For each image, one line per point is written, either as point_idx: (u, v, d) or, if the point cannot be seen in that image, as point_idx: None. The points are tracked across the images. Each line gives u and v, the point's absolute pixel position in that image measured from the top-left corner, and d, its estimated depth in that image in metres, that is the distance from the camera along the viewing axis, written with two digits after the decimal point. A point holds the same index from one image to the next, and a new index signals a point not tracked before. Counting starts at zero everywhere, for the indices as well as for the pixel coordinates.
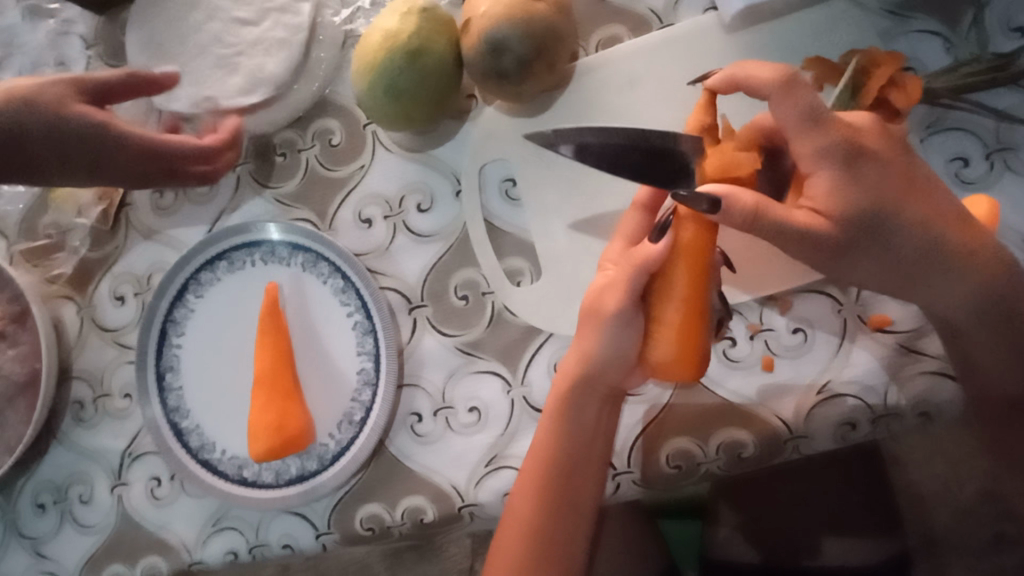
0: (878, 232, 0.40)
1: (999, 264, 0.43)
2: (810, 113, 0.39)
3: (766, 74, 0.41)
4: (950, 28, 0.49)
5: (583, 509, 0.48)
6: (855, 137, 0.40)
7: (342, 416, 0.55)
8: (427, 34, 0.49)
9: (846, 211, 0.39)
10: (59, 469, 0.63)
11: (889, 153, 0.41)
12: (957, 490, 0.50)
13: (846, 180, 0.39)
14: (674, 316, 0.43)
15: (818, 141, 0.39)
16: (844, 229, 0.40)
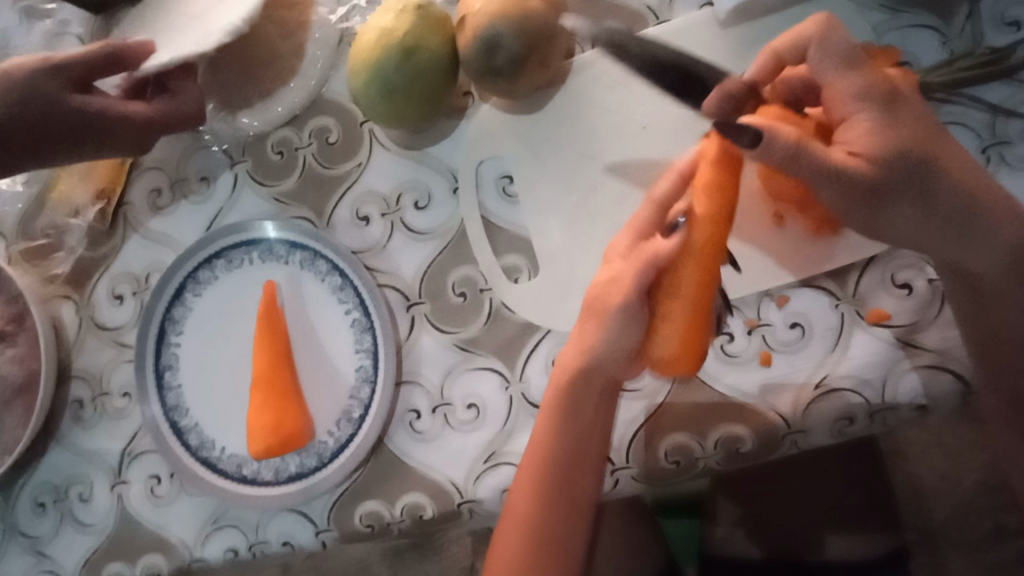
0: (915, 175, 0.41)
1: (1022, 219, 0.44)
2: (845, 62, 0.42)
3: (807, 28, 0.43)
4: (944, 21, 0.49)
5: (582, 504, 0.48)
6: (889, 86, 0.42)
7: (341, 414, 0.55)
8: (421, 31, 0.49)
9: (879, 153, 0.40)
10: (59, 470, 0.63)
11: (914, 103, 0.43)
12: (956, 483, 0.53)
13: (884, 121, 0.41)
14: (681, 313, 0.44)
15: (849, 87, 0.41)
16: (881, 169, 0.41)
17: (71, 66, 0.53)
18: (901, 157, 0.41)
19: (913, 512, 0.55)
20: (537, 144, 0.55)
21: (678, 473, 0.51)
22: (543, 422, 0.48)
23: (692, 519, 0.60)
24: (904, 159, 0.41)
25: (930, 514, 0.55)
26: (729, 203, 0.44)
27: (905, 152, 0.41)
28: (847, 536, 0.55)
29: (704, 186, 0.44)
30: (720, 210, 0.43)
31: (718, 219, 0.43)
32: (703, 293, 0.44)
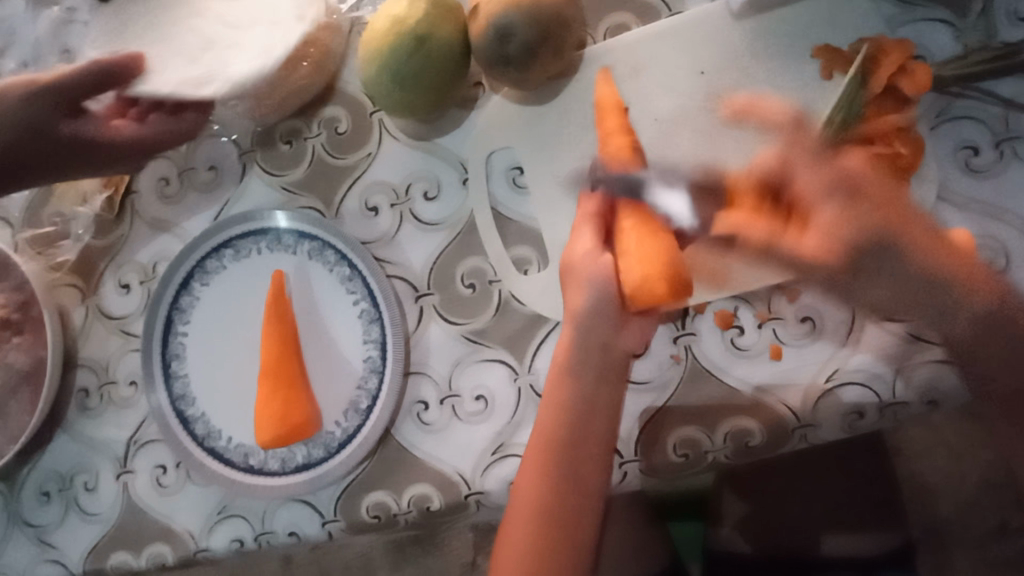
0: (889, 257, 0.40)
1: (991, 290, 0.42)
2: (819, 156, 0.41)
3: (774, 111, 0.47)
4: (958, 16, 0.48)
5: (592, 494, 0.48)
6: (850, 178, 0.40)
7: (348, 404, 0.55)
8: (433, 19, 0.48)
9: (845, 240, 0.40)
10: (63, 459, 0.63)
11: (877, 189, 0.41)
12: (961, 480, 0.48)
13: (853, 214, 0.40)
14: (632, 242, 0.47)
15: (815, 180, 0.40)
16: (838, 259, 0.41)
17: (63, 88, 0.58)
18: (874, 232, 0.39)
19: (919, 514, 0.50)
20: (547, 136, 0.55)
21: (686, 467, 0.51)
22: (551, 411, 0.48)
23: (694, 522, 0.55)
24: (873, 234, 0.39)
25: (936, 512, 0.49)
26: (630, 137, 0.51)
27: (866, 242, 0.40)
28: (850, 536, 0.51)
29: (613, 130, 0.52)
30: (626, 142, 0.51)
31: (625, 150, 0.50)
32: (654, 218, 0.48)
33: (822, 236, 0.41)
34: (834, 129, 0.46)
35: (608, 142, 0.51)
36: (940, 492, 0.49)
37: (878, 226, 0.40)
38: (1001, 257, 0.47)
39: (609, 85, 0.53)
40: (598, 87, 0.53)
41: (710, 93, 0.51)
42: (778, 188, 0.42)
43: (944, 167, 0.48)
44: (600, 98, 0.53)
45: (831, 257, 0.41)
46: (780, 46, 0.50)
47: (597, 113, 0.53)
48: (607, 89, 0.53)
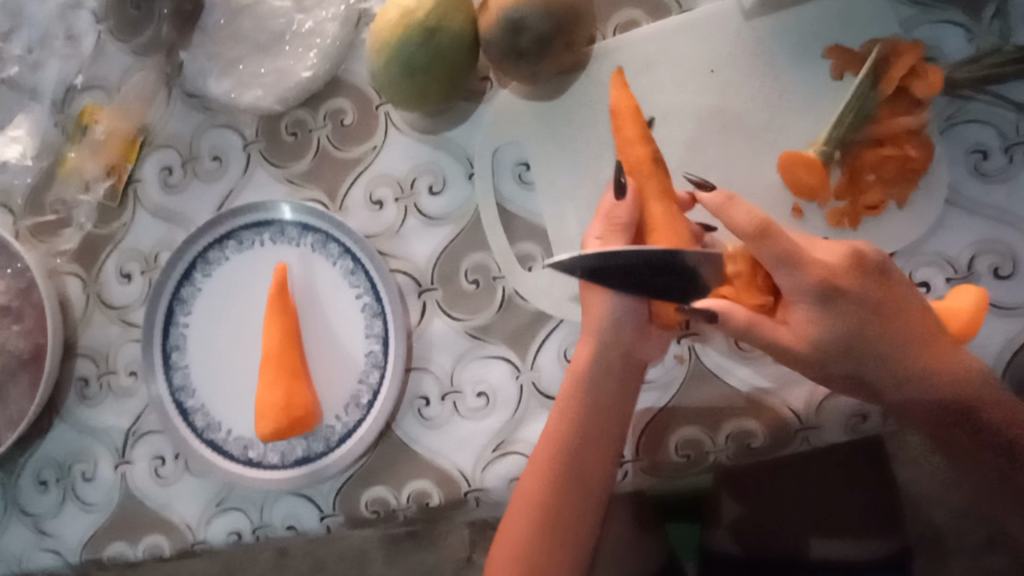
0: (858, 356, 0.42)
1: (961, 365, 0.42)
2: (785, 254, 0.42)
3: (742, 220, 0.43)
4: (972, 18, 0.48)
5: (593, 490, 0.49)
6: (830, 282, 0.41)
7: (349, 398, 0.55)
8: (445, 10, 0.48)
9: (822, 340, 0.42)
10: (62, 446, 0.63)
11: (862, 288, 0.42)
12: (956, 490, 0.43)
13: (821, 317, 0.41)
14: (656, 211, 0.47)
15: (790, 284, 0.42)
16: (827, 352, 0.43)
17: None
18: (845, 337, 0.42)
19: (914, 520, 0.45)
20: (554, 131, 0.54)
21: (687, 467, 0.51)
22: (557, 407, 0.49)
23: (691, 525, 0.52)
24: (848, 339, 0.42)
25: (932, 520, 0.45)
26: (651, 146, 0.48)
27: (845, 338, 0.42)
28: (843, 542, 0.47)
29: (632, 139, 0.49)
30: (645, 153, 0.48)
31: (649, 160, 0.48)
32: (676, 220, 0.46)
33: (795, 328, 0.43)
34: (842, 130, 0.47)
35: (625, 152, 0.49)
36: (936, 497, 0.44)
37: (853, 329, 0.41)
38: (1009, 262, 0.46)
39: (621, 91, 0.51)
40: (611, 94, 0.51)
41: (722, 90, 0.51)
42: (728, 266, 0.44)
43: (950, 170, 0.48)
44: (615, 104, 0.51)
45: (813, 350, 0.43)
46: (792, 47, 0.50)
47: (613, 120, 0.51)
48: (618, 96, 0.51)
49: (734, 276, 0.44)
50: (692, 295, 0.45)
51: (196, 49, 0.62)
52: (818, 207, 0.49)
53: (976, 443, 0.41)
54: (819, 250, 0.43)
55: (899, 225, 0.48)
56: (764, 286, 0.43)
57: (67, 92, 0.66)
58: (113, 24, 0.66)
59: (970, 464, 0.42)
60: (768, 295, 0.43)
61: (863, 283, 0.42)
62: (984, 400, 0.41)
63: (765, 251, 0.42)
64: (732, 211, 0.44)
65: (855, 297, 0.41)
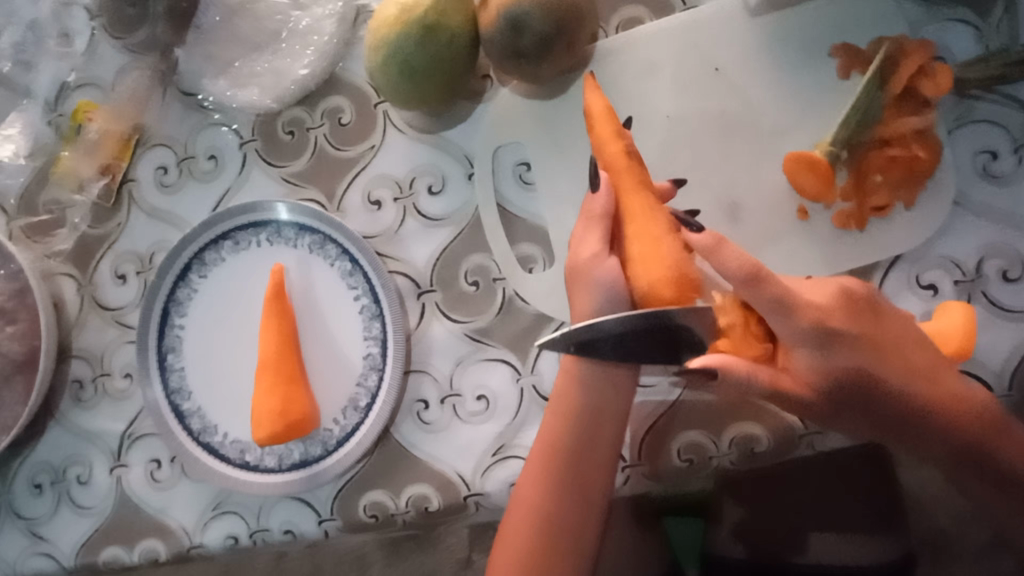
0: (856, 395, 0.42)
1: (959, 400, 0.43)
2: (777, 300, 0.41)
3: (733, 264, 0.42)
4: (980, 17, 0.48)
5: (594, 498, 0.48)
6: (826, 323, 0.42)
7: (347, 402, 0.54)
8: (444, 8, 0.47)
9: (820, 384, 0.42)
10: (57, 450, 0.62)
11: (857, 328, 0.42)
12: (951, 500, 0.44)
13: (817, 358, 0.42)
14: (632, 203, 0.46)
15: (786, 330, 0.42)
16: (825, 393, 0.43)
17: None
18: (840, 379, 0.42)
19: (916, 525, 0.45)
20: (556, 133, 0.54)
21: (689, 472, 0.50)
22: (557, 411, 0.48)
23: (693, 522, 0.49)
24: (845, 382, 0.42)
25: (935, 522, 0.44)
26: (626, 142, 0.47)
27: (840, 377, 0.42)
28: (843, 546, 0.45)
29: (607, 136, 0.48)
30: (620, 148, 0.47)
31: (624, 156, 0.47)
32: (653, 212, 0.46)
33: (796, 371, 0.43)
34: (849, 130, 0.46)
35: (602, 149, 0.48)
36: (941, 501, 0.44)
37: (848, 371, 0.42)
38: (1017, 265, 0.46)
39: (598, 92, 0.49)
40: (587, 95, 0.49)
41: (725, 90, 0.50)
42: (722, 318, 0.43)
43: (959, 170, 0.47)
44: (588, 105, 0.49)
45: (813, 395, 0.43)
46: (798, 46, 0.49)
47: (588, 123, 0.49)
48: (595, 97, 0.49)
49: (728, 328, 0.43)
50: (686, 352, 0.45)
51: (192, 47, 0.61)
52: (824, 208, 0.48)
53: (981, 474, 0.42)
54: (808, 290, 0.43)
55: (906, 228, 0.47)
56: (758, 333, 0.43)
57: (61, 91, 0.65)
58: (107, 21, 0.65)
59: (966, 480, 0.43)
60: (766, 342, 0.43)
61: (858, 320, 0.42)
62: (993, 433, 0.43)
63: (757, 298, 0.42)
64: (724, 253, 0.42)
65: (853, 337, 0.42)
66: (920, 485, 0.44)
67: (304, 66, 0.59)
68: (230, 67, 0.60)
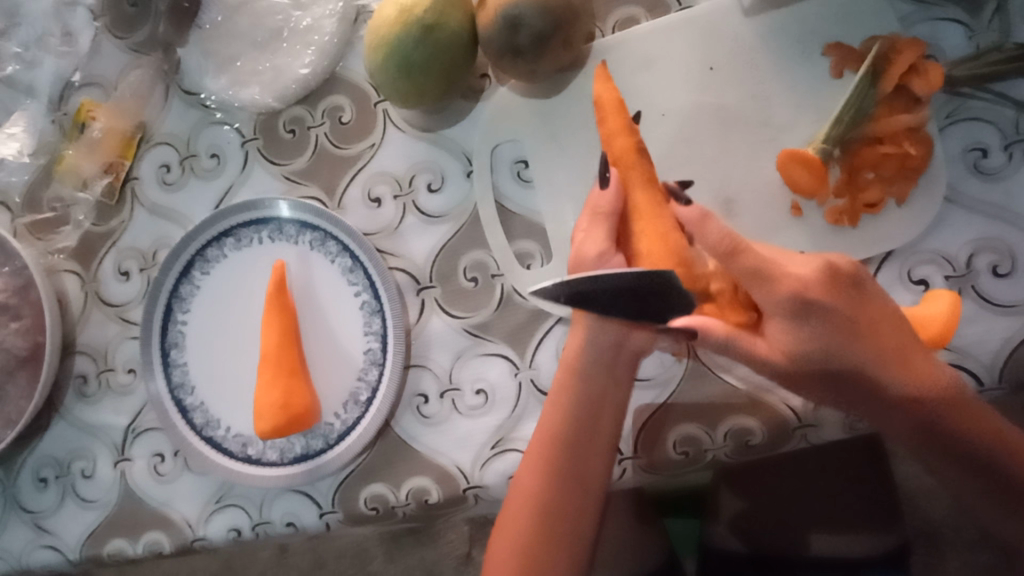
0: (828, 368, 0.42)
1: (934, 381, 0.42)
2: (756, 271, 0.42)
3: (715, 233, 0.43)
4: (972, 15, 0.48)
5: (592, 487, 0.49)
6: (804, 295, 0.41)
7: (348, 396, 0.55)
8: (443, 7, 0.48)
9: (793, 353, 0.42)
10: (61, 444, 0.63)
11: (838, 301, 0.41)
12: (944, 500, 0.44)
13: (793, 329, 0.41)
14: (639, 199, 0.48)
15: (764, 300, 0.42)
16: (796, 364, 0.42)
17: None
18: (813, 351, 0.41)
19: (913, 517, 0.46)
20: (553, 129, 0.54)
21: (685, 464, 0.50)
22: (555, 404, 0.50)
23: (690, 521, 0.55)
24: (817, 353, 0.41)
25: (931, 513, 0.46)
26: (635, 137, 0.49)
27: (814, 350, 0.41)
28: (841, 537, 0.50)
29: (615, 129, 0.49)
30: (628, 143, 0.49)
31: (631, 150, 0.49)
32: (662, 211, 0.47)
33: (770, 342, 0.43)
34: (841, 128, 0.47)
35: (611, 143, 0.49)
36: (931, 495, 0.45)
37: (822, 344, 0.41)
38: (1007, 259, 0.46)
39: (608, 85, 0.51)
40: (598, 86, 0.52)
41: (720, 88, 0.51)
42: (711, 284, 0.45)
43: (950, 167, 0.48)
44: (598, 96, 0.51)
45: (785, 364, 0.43)
46: (791, 45, 0.50)
47: (597, 112, 0.51)
48: (606, 88, 0.51)
49: (718, 294, 0.45)
50: (669, 312, 0.46)
51: (193, 46, 0.62)
52: (818, 205, 0.49)
53: (963, 464, 0.41)
54: (790, 260, 0.43)
55: (899, 223, 0.48)
56: (744, 301, 0.44)
57: (64, 90, 0.66)
58: (109, 21, 0.66)
59: (935, 458, 0.42)
60: (749, 311, 0.44)
61: (840, 294, 0.41)
62: (967, 419, 0.41)
63: (737, 268, 0.42)
64: (707, 227, 0.43)
65: (831, 309, 0.41)
66: (913, 481, 0.45)
67: (303, 64, 0.59)
68: (231, 66, 0.61)
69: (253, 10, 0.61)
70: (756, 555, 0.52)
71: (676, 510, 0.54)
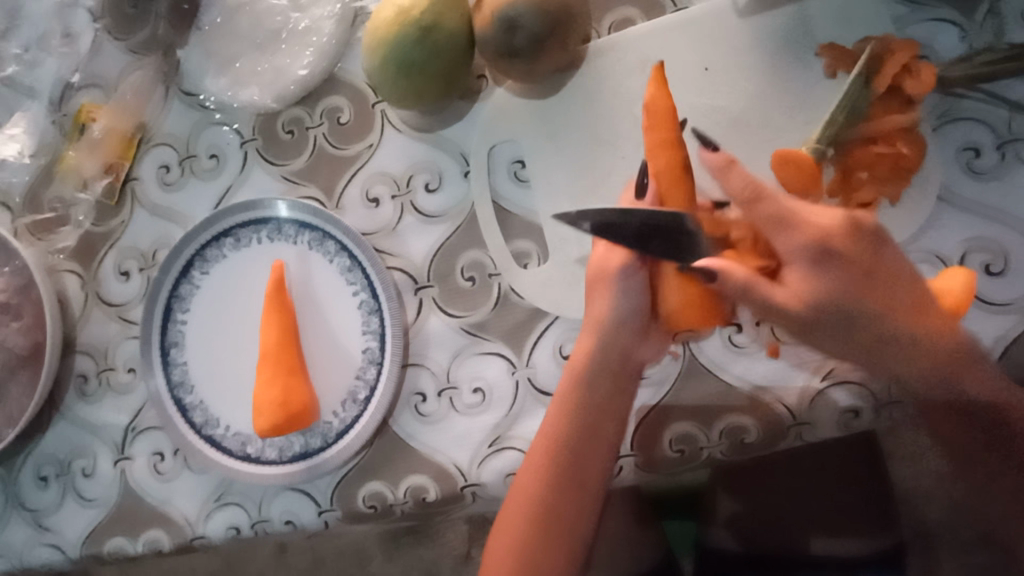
0: (845, 315, 0.41)
1: (943, 333, 0.42)
2: (778, 216, 0.42)
3: (738, 180, 0.44)
4: (965, 16, 0.49)
5: (591, 487, 0.49)
6: (825, 241, 0.41)
7: (347, 394, 0.55)
8: (439, 9, 0.48)
9: (813, 300, 0.41)
10: (62, 443, 0.63)
11: (854, 251, 0.41)
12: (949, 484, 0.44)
13: (814, 274, 0.41)
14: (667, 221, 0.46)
15: (785, 245, 0.41)
16: (815, 310, 0.41)
17: None
18: (833, 296, 0.41)
19: (908, 515, 0.46)
20: (549, 129, 0.55)
21: (682, 462, 0.51)
22: (555, 402, 0.50)
23: (687, 522, 0.54)
24: (836, 298, 0.41)
25: (925, 514, 0.46)
26: (680, 144, 0.47)
27: (833, 296, 0.41)
28: (840, 539, 0.48)
29: (658, 135, 0.48)
30: (668, 152, 0.50)
31: (677, 167, 0.46)
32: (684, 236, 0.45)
33: (790, 288, 0.41)
34: (835, 128, 0.47)
35: (652, 154, 0.47)
36: (931, 493, 0.45)
37: (841, 288, 0.40)
38: (1000, 259, 0.47)
39: (661, 90, 0.49)
40: (647, 89, 0.49)
41: (715, 89, 0.51)
42: (733, 232, 0.43)
43: (943, 167, 0.48)
44: (644, 97, 0.52)
45: (805, 310, 0.41)
46: (786, 46, 0.51)
47: (647, 119, 0.48)
48: (653, 90, 0.49)
49: (737, 242, 0.43)
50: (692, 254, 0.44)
51: (193, 47, 0.63)
52: (814, 205, 0.46)
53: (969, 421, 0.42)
54: (813, 211, 0.42)
55: (893, 222, 0.48)
56: (765, 250, 0.42)
57: (64, 91, 0.66)
58: (110, 22, 0.67)
59: (937, 416, 0.43)
60: (769, 259, 0.42)
61: (856, 245, 0.42)
62: (968, 374, 0.42)
63: (759, 214, 0.42)
64: (730, 174, 0.45)
65: (848, 256, 0.41)
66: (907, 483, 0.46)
67: (303, 66, 0.60)
68: (231, 67, 0.62)
69: (254, 12, 0.61)
70: (752, 556, 0.51)
71: (672, 510, 0.54)
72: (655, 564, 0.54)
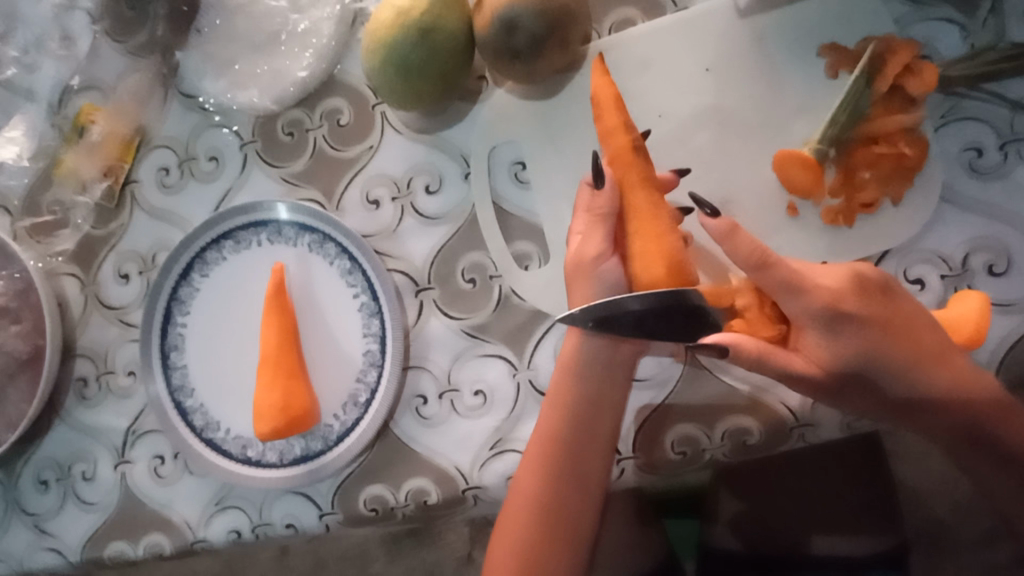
0: (863, 381, 0.42)
1: (972, 386, 0.42)
2: (790, 280, 0.42)
3: (744, 252, 0.43)
4: (967, 15, 0.48)
5: (592, 490, 0.50)
6: (839, 304, 0.42)
7: (347, 397, 0.55)
8: (439, 11, 0.48)
9: (835, 365, 0.42)
10: (62, 447, 0.63)
11: (870, 310, 0.42)
12: (955, 486, 0.43)
13: (832, 340, 0.42)
14: (639, 203, 0.47)
15: (796, 310, 0.42)
16: (833, 377, 0.43)
17: None
18: (853, 360, 0.42)
19: (912, 514, 0.44)
20: (549, 130, 0.54)
21: (684, 465, 0.50)
22: (555, 405, 0.50)
23: (692, 522, 0.50)
24: (854, 362, 0.42)
25: (932, 512, 0.43)
26: (633, 135, 0.48)
27: (854, 360, 0.42)
28: (843, 538, 0.45)
29: (613, 128, 0.48)
30: (627, 142, 0.48)
31: (629, 149, 0.48)
32: (657, 212, 0.47)
33: (806, 356, 0.43)
34: (837, 129, 0.47)
35: (608, 141, 0.49)
36: (935, 493, 0.43)
37: (859, 354, 0.41)
38: (1003, 259, 0.47)
39: (604, 79, 0.50)
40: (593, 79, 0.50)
41: (716, 89, 0.51)
42: (737, 300, 0.45)
43: (945, 167, 0.48)
44: (595, 91, 0.50)
45: (826, 377, 0.43)
46: (785, 46, 0.50)
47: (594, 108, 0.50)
48: (603, 84, 0.49)
49: (744, 309, 0.45)
50: (704, 329, 0.46)
51: (192, 49, 0.63)
52: (813, 205, 0.49)
53: (988, 456, 0.41)
54: (822, 273, 0.43)
55: (894, 223, 0.48)
56: (773, 315, 0.44)
57: (63, 93, 0.66)
58: (108, 25, 0.66)
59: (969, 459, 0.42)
60: (779, 324, 0.44)
61: (870, 302, 0.42)
62: (1000, 417, 0.41)
63: (767, 280, 0.43)
64: (736, 240, 0.43)
65: (863, 318, 0.42)
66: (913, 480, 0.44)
67: (301, 66, 0.60)
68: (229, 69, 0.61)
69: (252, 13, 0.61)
70: (756, 557, 0.48)
71: (671, 511, 0.51)
72: (654, 567, 0.51)
